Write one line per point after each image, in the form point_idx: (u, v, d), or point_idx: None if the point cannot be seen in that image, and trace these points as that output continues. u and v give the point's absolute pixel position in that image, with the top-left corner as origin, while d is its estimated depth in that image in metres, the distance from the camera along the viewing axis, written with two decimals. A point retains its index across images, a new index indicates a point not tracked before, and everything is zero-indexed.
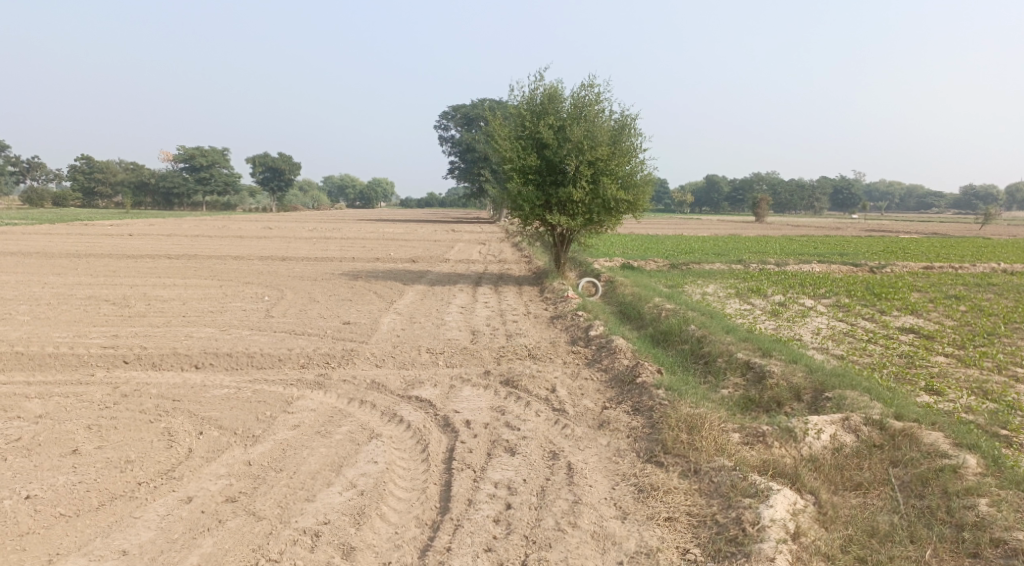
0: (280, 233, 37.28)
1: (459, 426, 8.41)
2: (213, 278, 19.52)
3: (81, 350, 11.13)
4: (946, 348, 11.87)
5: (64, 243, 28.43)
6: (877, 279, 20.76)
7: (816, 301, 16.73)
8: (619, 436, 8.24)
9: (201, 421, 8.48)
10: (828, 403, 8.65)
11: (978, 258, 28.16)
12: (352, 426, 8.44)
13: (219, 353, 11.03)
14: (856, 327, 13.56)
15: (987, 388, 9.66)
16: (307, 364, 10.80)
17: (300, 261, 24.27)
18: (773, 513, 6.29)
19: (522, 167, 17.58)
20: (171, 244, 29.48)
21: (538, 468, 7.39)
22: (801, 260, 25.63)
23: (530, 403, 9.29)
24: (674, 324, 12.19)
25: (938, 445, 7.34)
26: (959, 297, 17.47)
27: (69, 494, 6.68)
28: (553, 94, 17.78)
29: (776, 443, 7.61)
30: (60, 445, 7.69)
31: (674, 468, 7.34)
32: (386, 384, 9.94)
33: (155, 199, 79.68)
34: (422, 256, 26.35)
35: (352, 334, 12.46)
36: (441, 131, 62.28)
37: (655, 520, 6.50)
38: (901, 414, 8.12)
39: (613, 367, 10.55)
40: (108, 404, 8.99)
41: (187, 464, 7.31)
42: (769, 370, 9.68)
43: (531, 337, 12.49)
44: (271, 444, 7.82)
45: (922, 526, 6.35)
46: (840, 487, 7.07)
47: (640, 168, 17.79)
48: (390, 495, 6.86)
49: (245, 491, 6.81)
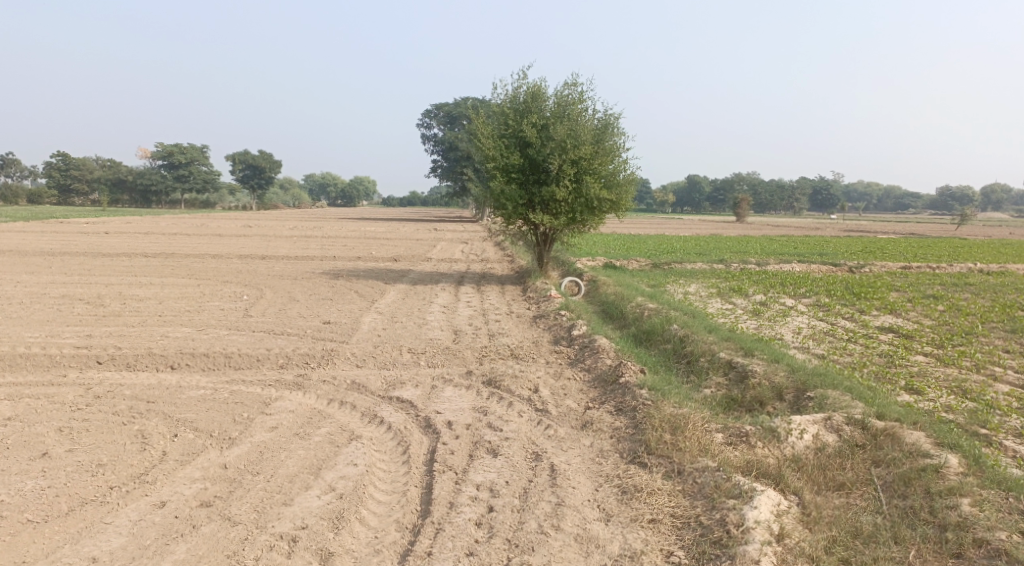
0: (260, 232, 36.88)
1: (440, 427, 8.30)
2: (191, 277, 19.22)
3: (53, 350, 10.88)
4: (926, 347, 11.94)
5: (37, 241, 27.86)
6: (856, 279, 20.86)
7: (797, 300, 16.79)
8: (602, 437, 8.18)
9: (176, 423, 8.31)
10: (811, 402, 8.64)
11: (954, 258, 28.49)
12: (332, 427, 8.30)
13: (195, 353, 10.83)
14: (837, 326, 13.59)
15: (966, 387, 9.71)
16: (286, 364, 10.64)
17: (280, 260, 23.99)
18: (758, 515, 6.25)
19: (505, 165, 17.48)
20: (149, 242, 29.04)
21: (520, 470, 7.30)
22: (782, 260, 25.77)
23: (513, 403, 9.20)
24: (657, 324, 12.15)
25: (920, 445, 7.34)
26: (936, 296, 17.63)
27: (37, 500, 6.50)
28: (536, 93, 17.70)
29: (760, 443, 7.57)
30: (30, 449, 7.49)
31: (657, 469, 7.28)
32: (366, 384, 9.80)
33: (132, 197, 78.57)
34: (403, 255, 26.16)
35: (332, 333, 12.31)
36: (423, 130, 61.99)
37: (639, 523, 6.44)
38: (883, 413, 8.12)
39: (596, 367, 10.49)
40: (80, 406, 8.78)
41: (161, 468, 7.14)
42: (752, 370, 9.66)
43: (513, 337, 12.39)
44: (248, 447, 7.67)
45: (906, 526, 6.34)
46: (823, 487, 7.03)
47: (623, 168, 17.75)
48: (370, 498, 6.74)
49: (220, 495, 6.66)
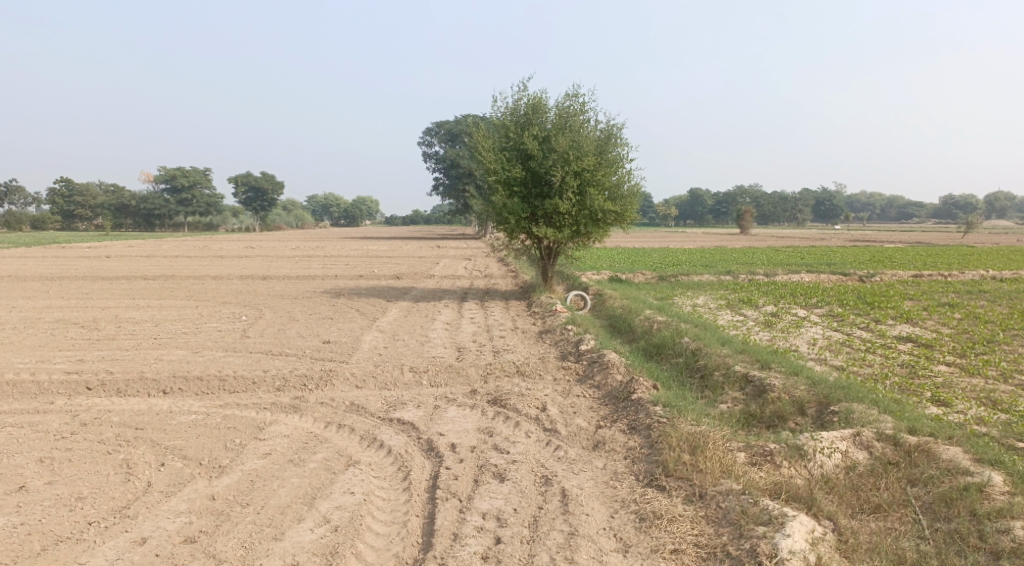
0: (262, 253, 36.50)
1: (443, 450, 7.82)
2: (189, 299, 18.74)
3: (42, 375, 10.42)
4: (948, 357, 11.40)
5: (38, 266, 27.43)
6: (868, 288, 20.35)
7: (808, 310, 16.27)
8: (616, 458, 7.68)
9: (164, 451, 7.85)
10: (836, 417, 8.13)
11: (966, 266, 27.85)
12: (328, 453, 7.82)
13: (189, 376, 10.36)
14: (853, 337, 13.06)
15: (996, 398, 9.17)
16: (283, 386, 10.16)
17: (281, 280, 23.49)
18: (792, 544, 5.76)
19: (507, 179, 17.07)
20: (149, 265, 28.60)
21: (529, 496, 6.81)
22: (789, 270, 25.25)
23: (520, 423, 8.72)
24: (667, 337, 11.66)
25: (958, 462, 6.84)
26: (952, 304, 17.07)
27: (7, 539, 6.02)
28: (537, 104, 17.30)
29: (785, 462, 7.05)
30: (7, 482, 7.02)
31: (677, 493, 6.77)
32: (366, 406, 9.31)
33: (136, 221, 78.42)
34: (406, 273, 25.66)
35: (332, 353, 11.83)
36: (423, 148, 61.68)
37: (661, 553, 5.94)
38: (915, 428, 7.62)
39: (606, 383, 10.00)
40: (64, 434, 8.32)
41: (144, 501, 6.67)
42: (770, 383, 9.14)
43: (519, 354, 11.90)
44: (239, 475, 7.19)
45: (954, 553, 5.85)
46: (857, 509, 6.55)
47: (627, 179, 17.31)
48: (367, 530, 6.25)
49: (205, 530, 6.18)
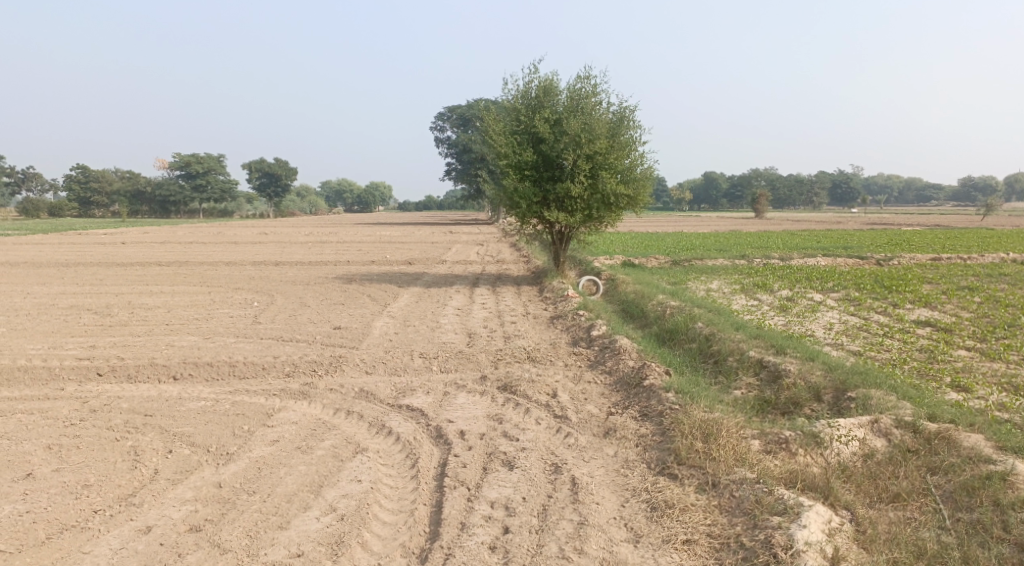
0: (275, 238, 36.58)
1: (452, 438, 7.72)
2: (201, 285, 18.73)
3: (53, 362, 10.40)
4: (968, 341, 11.16)
5: (54, 252, 27.55)
6: (886, 272, 20.00)
7: (825, 295, 16.00)
8: (627, 446, 7.55)
9: (171, 438, 7.80)
10: (853, 404, 7.95)
11: (986, 249, 27.40)
12: (336, 440, 7.75)
13: (199, 362, 10.31)
14: (870, 321, 12.84)
15: (1018, 383, 8.95)
16: (292, 372, 10.10)
17: (293, 266, 23.44)
18: (808, 535, 5.61)
19: (518, 163, 16.87)
20: (163, 251, 28.70)
21: (539, 484, 6.69)
22: (805, 254, 24.92)
23: (530, 410, 8.59)
24: (680, 323, 11.48)
25: (980, 449, 6.66)
26: (972, 287, 16.73)
27: (13, 527, 5.98)
28: (548, 87, 17.08)
29: (801, 451, 6.89)
30: (15, 469, 7.00)
31: (689, 482, 6.62)
32: (375, 393, 9.22)
33: (151, 208, 78.81)
34: (418, 258, 25.57)
35: (342, 339, 11.76)
36: (436, 133, 61.48)
37: (672, 544, 5.81)
38: (935, 415, 7.42)
39: (618, 369, 9.85)
40: (73, 421, 8.29)
41: (150, 488, 6.62)
42: (785, 369, 8.97)
43: (530, 340, 11.76)
44: (246, 463, 7.12)
45: (976, 545, 5.68)
46: (875, 499, 6.38)
47: (640, 162, 17.06)
48: (374, 519, 6.17)
49: (211, 518, 6.11)
